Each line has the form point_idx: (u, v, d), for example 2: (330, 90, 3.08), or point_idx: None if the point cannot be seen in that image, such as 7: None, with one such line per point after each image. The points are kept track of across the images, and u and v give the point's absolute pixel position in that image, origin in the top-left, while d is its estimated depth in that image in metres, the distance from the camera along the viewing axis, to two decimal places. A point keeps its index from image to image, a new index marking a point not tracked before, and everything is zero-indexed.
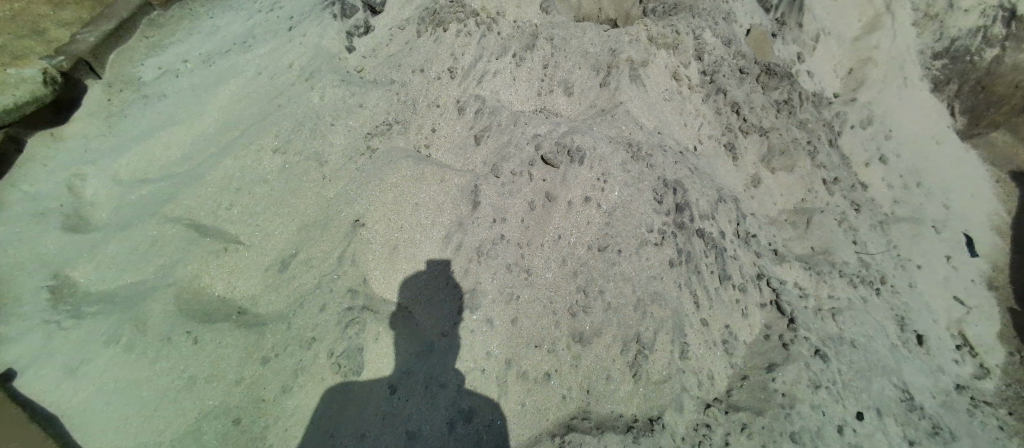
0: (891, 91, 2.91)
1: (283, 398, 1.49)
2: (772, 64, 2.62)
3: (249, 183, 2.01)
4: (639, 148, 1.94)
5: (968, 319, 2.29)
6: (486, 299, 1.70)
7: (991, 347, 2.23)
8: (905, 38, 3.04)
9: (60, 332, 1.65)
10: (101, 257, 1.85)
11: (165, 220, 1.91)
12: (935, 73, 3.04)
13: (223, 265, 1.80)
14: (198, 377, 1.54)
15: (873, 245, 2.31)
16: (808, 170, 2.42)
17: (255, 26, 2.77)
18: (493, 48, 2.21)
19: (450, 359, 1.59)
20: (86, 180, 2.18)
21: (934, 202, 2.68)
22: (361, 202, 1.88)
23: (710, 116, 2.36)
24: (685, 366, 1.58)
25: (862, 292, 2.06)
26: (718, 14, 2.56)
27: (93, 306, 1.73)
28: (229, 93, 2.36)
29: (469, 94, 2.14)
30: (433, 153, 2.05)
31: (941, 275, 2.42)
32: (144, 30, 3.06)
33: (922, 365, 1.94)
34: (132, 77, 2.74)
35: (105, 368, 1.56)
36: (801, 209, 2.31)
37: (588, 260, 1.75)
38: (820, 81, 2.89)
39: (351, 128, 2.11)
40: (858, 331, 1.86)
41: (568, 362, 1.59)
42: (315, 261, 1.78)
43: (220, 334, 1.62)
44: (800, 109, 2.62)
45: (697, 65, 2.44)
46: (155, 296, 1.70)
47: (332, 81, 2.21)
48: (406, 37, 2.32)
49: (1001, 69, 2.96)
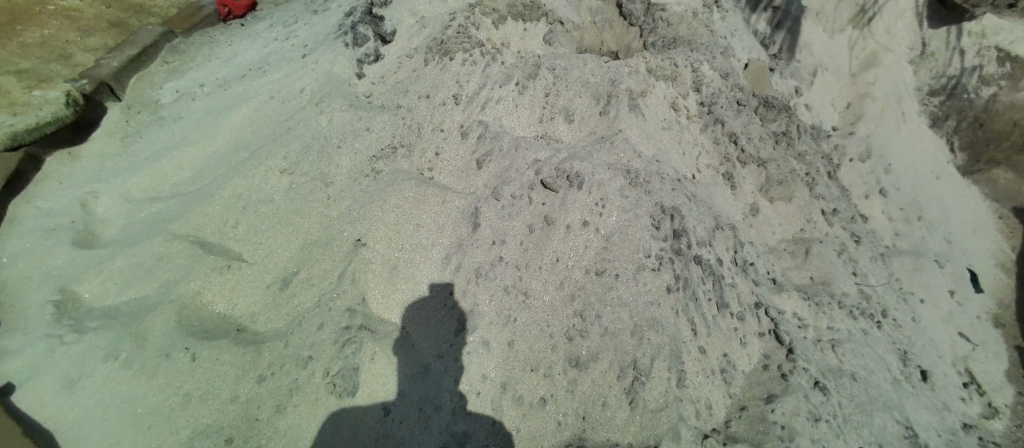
0: (888, 125, 2.96)
1: (276, 418, 1.48)
2: (769, 97, 2.69)
3: (256, 202, 2.05)
4: (637, 175, 1.98)
5: (973, 356, 2.25)
6: (483, 321, 1.71)
7: (999, 386, 2.18)
8: (901, 74, 3.11)
9: (61, 346, 1.66)
10: (106, 273, 1.88)
11: (172, 237, 1.95)
12: (933, 109, 3.09)
13: (225, 282, 1.82)
14: (193, 394, 1.53)
15: (874, 277, 2.31)
16: (806, 200, 2.44)
17: (271, 53, 2.90)
18: (497, 77, 2.30)
19: (446, 382, 1.58)
20: (99, 197, 2.24)
21: (935, 236, 2.68)
22: (364, 222, 1.91)
23: (708, 146, 2.42)
24: (683, 395, 1.55)
25: (863, 325, 2.04)
26: (716, 48, 2.65)
27: (95, 320, 1.74)
28: (242, 117, 2.44)
29: (473, 119, 2.21)
30: (435, 176, 2.09)
31: (945, 309, 2.39)
32: (165, 56, 3.21)
33: (926, 402, 1.90)
34: (151, 100, 2.86)
35: (103, 383, 1.55)
36: (800, 239, 2.32)
37: (586, 284, 1.76)
38: (818, 113, 2.95)
39: (357, 151, 2.16)
40: (859, 363, 1.84)
41: (564, 387, 1.57)
42: (316, 280, 1.80)
43: (218, 350, 1.62)
44: (798, 140, 2.66)
45: (695, 97, 2.51)
46: (158, 311, 1.71)
47: (341, 106, 2.29)
48: (414, 65, 2.42)
49: (996, 107, 3.02)
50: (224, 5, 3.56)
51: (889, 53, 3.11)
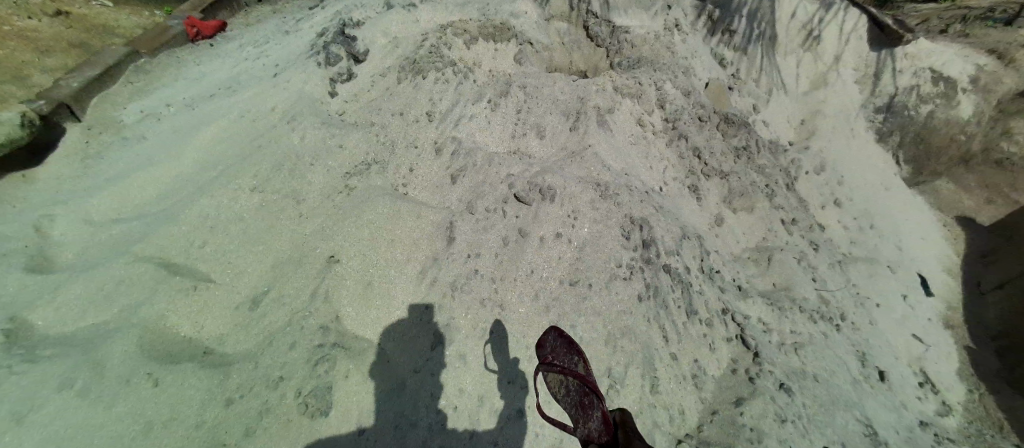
0: (838, 141, 3.18)
1: (244, 443, 1.42)
2: (729, 114, 2.85)
3: (225, 221, 2.00)
4: (607, 187, 2.05)
5: (927, 356, 2.39)
6: (460, 334, 1.71)
7: (950, 384, 2.32)
8: (849, 93, 3.34)
9: (12, 376, 1.50)
10: (61, 298, 1.78)
11: (135, 259, 1.87)
12: (879, 125, 3.32)
13: (192, 304, 1.76)
14: (155, 421, 1.45)
15: (832, 283, 2.43)
16: (767, 211, 2.57)
17: (241, 73, 2.88)
18: (469, 94, 2.35)
19: (423, 398, 1.57)
20: (54, 221, 2.13)
21: (887, 243, 2.86)
22: (338, 238, 1.90)
23: (673, 160, 2.53)
24: (655, 401, 1.61)
25: (823, 328, 2.15)
26: (677, 68, 2.81)
27: (49, 348, 1.63)
28: (210, 136, 2.40)
29: (446, 136, 2.24)
30: (410, 191, 2.10)
31: (899, 312, 2.52)
32: (130, 76, 3.13)
33: (884, 400, 2.00)
34: (114, 120, 2.78)
35: (57, 415, 1.42)
36: (762, 247, 2.43)
37: (561, 294, 1.80)
38: (775, 129, 3.14)
39: (330, 168, 2.15)
40: (821, 365, 1.93)
41: (541, 399, 1.62)
42: (287, 298, 1.77)
43: (182, 375, 1.55)
44: (757, 154, 2.82)
45: (660, 113, 2.64)
46: (120, 337, 1.63)
47: (314, 124, 2.28)
48: (387, 84, 2.44)
49: (934, 123, 3.28)
50: (193, 26, 3.54)
51: (836, 73, 3.36)
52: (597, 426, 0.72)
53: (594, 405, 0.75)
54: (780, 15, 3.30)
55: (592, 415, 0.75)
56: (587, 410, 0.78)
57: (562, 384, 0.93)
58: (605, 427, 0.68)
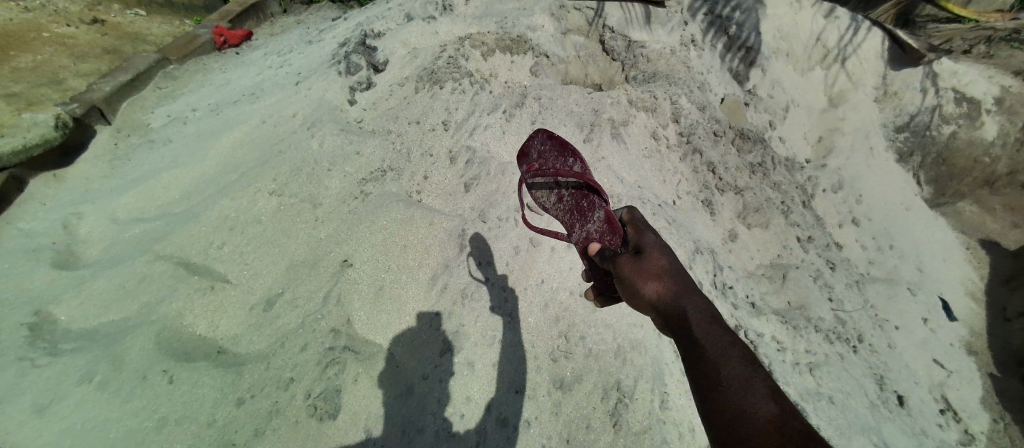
0: (857, 160, 3.13)
1: (254, 442, 1.44)
2: (745, 129, 2.84)
3: (243, 223, 2.05)
4: (619, 199, 2.06)
5: (948, 382, 2.31)
6: (468, 341, 1.72)
7: (974, 412, 2.23)
8: (867, 111, 3.31)
9: (32, 369, 1.60)
10: (84, 294, 1.84)
11: (155, 258, 1.92)
12: (898, 145, 3.28)
13: (209, 303, 1.79)
14: (169, 418, 1.48)
15: (849, 303, 2.38)
16: (783, 227, 2.53)
17: (265, 79, 2.97)
18: (485, 104, 2.38)
19: (430, 404, 1.57)
20: (83, 219, 2.22)
21: (908, 264, 2.78)
22: (352, 243, 1.93)
23: (687, 174, 2.53)
24: (665, 417, 1.59)
25: (839, 349, 2.10)
26: (692, 83, 2.83)
27: (73, 342, 1.70)
28: (233, 141, 2.47)
29: (461, 145, 2.26)
30: (423, 199, 2.13)
31: (920, 336, 2.45)
32: (158, 82, 3.26)
33: (902, 426, 1.94)
34: (142, 123, 2.88)
35: (75, 408, 1.49)
36: (777, 264, 2.39)
37: (570, 305, 1.85)
38: (792, 147, 3.10)
39: (347, 174, 2.19)
40: (837, 386, 1.89)
41: (548, 409, 1.62)
42: (301, 301, 1.79)
43: (197, 373, 1.58)
44: (773, 170, 2.79)
45: (674, 127, 2.64)
46: (138, 333, 1.67)
47: (332, 131, 2.33)
48: (405, 93, 2.48)
49: (957, 143, 3.22)
50: (221, 35, 3.68)
51: (855, 91, 3.32)
52: (603, 219, 1.17)
53: (597, 207, 1.20)
54: (799, 32, 3.29)
55: (595, 214, 1.21)
56: (588, 207, 1.24)
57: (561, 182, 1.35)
58: (613, 226, 1.12)
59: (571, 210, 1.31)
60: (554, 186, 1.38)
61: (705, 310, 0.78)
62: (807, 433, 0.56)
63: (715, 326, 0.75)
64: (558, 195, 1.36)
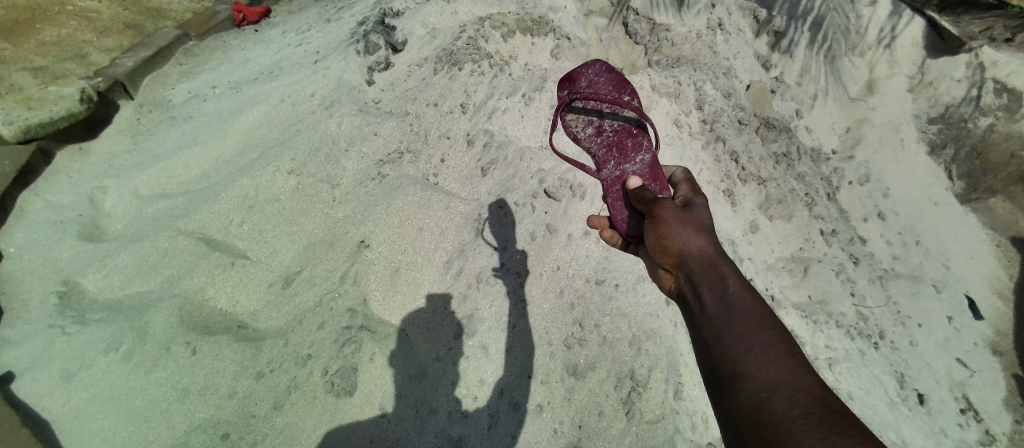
0: (887, 153, 3.00)
1: (272, 415, 1.51)
2: (771, 118, 2.74)
3: (262, 202, 2.05)
4: None
5: (970, 382, 2.24)
6: (482, 326, 1.73)
7: (997, 414, 2.17)
8: (899, 103, 3.16)
9: (64, 336, 1.69)
10: (108, 266, 1.89)
11: (176, 234, 1.95)
12: (931, 137, 3.12)
13: (229, 279, 1.81)
14: (192, 388, 1.55)
15: (871, 300, 2.33)
16: (805, 220, 2.47)
17: (284, 58, 2.95)
18: (504, 87, 2.33)
19: (443, 386, 1.59)
20: (107, 193, 2.26)
21: (934, 261, 2.69)
22: (370, 224, 1.94)
23: (710, 163, 2.45)
24: (679, 407, 1.63)
25: (859, 345, 2.08)
26: (718, 69, 2.72)
27: (98, 312, 1.77)
28: (252, 119, 2.47)
29: (479, 128, 2.23)
30: (440, 182, 2.10)
31: (942, 335, 2.38)
32: (179, 58, 3.26)
33: (921, 425, 1.93)
34: (163, 100, 2.90)
35: (103, 375, 1.58)
36: (798, 257, 2.34)
37: (586, 293, 1.84)
38: (818, 137, 3.00)
39: (364, 155, 2.18)
40: (856, 383, 1.90)
41: (561, 395, 1.63)
42: (318, 279, 1.81)
43: (218, 346, 1.64)
44: (798, 161, 2.71)
45: (698, 114, 2.57)
46: (159, 307, 1.72)
47: (350, 112, 2.31)
48: (423, 74, 2.43)
49: (995, 136, 2.98)
50: (240, 12, 3.65)
51: (888, 80, 3.18)
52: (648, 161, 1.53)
53: (642, 152, 1.57)
54: (833, 16, 3.12)
55: (638, 158, 1.56)
56: (634, 148, 1.59)
57: (610, 120, 1.69)
58: (659, 171, 1.48)
59: (608, 141, 1.64)
60: (594, 120, 1.70)
61: (747, 305, 0.85)
62: (831, 408, 0.61)
63: (752, 320, 0.81)
64: (598, 127, 1.68)
